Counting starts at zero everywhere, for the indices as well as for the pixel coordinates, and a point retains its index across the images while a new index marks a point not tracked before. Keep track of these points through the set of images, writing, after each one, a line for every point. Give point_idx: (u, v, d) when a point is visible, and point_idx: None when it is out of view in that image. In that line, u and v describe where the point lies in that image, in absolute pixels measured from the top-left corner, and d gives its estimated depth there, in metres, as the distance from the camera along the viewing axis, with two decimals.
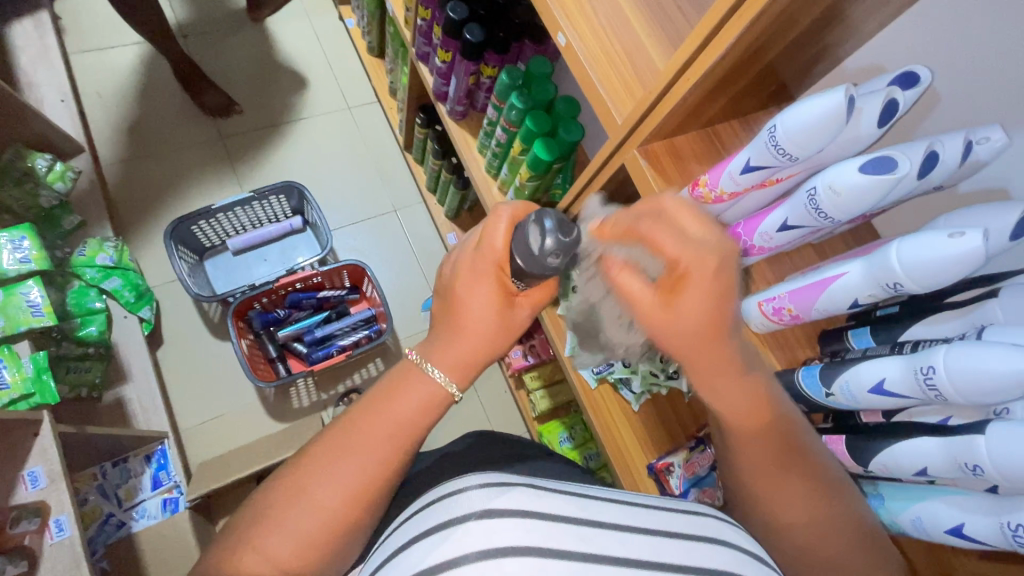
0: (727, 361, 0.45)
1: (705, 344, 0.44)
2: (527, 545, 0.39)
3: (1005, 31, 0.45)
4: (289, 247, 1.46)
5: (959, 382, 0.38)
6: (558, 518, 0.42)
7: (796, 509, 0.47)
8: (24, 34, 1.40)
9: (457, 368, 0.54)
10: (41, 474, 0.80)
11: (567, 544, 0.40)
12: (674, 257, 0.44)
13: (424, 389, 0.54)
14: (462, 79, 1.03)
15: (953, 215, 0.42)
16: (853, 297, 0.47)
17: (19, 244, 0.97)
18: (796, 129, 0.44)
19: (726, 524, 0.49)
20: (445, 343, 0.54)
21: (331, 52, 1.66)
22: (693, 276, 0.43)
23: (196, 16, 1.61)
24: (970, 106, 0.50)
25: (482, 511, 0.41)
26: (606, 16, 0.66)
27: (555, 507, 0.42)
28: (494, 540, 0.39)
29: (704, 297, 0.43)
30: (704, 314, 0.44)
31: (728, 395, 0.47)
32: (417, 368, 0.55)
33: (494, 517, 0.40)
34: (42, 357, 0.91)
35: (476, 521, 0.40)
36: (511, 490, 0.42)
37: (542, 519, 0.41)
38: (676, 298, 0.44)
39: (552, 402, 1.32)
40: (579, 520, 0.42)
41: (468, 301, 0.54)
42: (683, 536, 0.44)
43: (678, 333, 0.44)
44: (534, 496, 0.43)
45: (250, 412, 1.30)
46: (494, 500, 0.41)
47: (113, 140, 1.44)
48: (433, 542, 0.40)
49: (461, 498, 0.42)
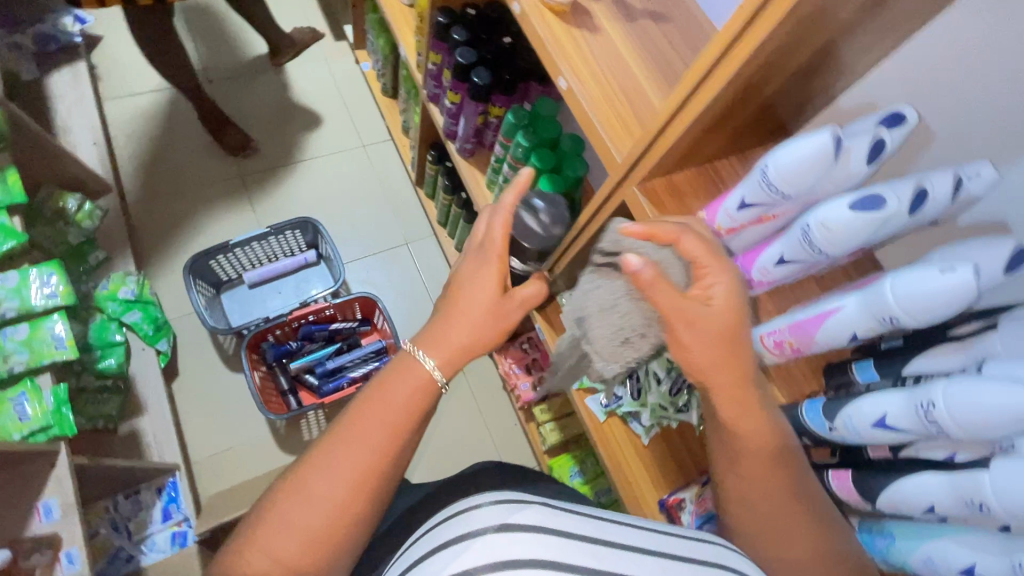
0: (744, 387, 0.49)
1: (725, 356, 0.48)
2: (543, 558, 0.39)
3: (985, 76, 0.48)
4: (303, 281, 1.50)
5: (958, 416, 0.38)
6: (573, 535, 0.41)
7: (791, 536, 0.49)
8: (62, 82, 1.50)
9: (446, 359, 0.57)
10: (55, 506, 0.82)
11: (581, 559, 0.40)
12: (703, 258, 0.49)
13: (414, 376, 0.55)
14: (470, 119, 1.07)
15: (946, 250, 0.42)
16: (853, 331, 0.47)
17: (47, 280, 1.01)
18: (787, 169, 0.45)
19: (732, 551, 0.47)
20: (439, 332, 0.58)
21: (347, 93, 1.74)
22: (715, 278, 0.49)
23: (219, 61, 1.71)
24: (962, 142, 0.52)
25: (499, 526, 0.40)
26: (604, 61, 0.69)
27: (570, 524, 0.42)
28: (511, 553, 0.39)
29: (727, 307, 0.48)
30: (734, 316, 0.48)
31: (742, 417, 0.49)
32: (408, 355, 0.57)
33: (511, 532, 0.40)
34: (63, 390, 0.94)
35: (494, 534, 0.40)
36: (528, 507, 0.42)
37: (559, 536, 0.41)
38: (711, 302, 0.48)
39: (563, 434, 1.31)
40: (591, 539, 0.42)
41: (467, 291, 0.59)
42: (698, 564, 0.43)
43: (711, 335, 0.47)
44: (550, 513, 0.42)
45: (260, 444, 1.31)
46: (512, 515, 0.41)
47: (137, 178, 1.51)
48: (451, 555, 0.40)
49: (477, 514, 0.42)
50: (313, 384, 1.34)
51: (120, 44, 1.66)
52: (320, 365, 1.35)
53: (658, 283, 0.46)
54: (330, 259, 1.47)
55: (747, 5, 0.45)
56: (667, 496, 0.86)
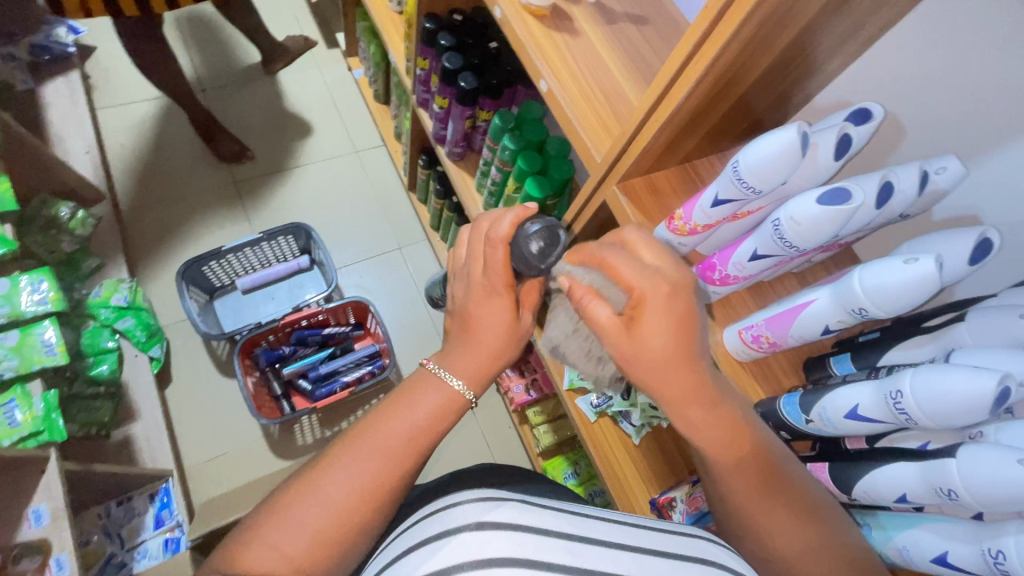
0: (694, 391, 0.47)
1: (670, 363, 0.46)
2: (518, 556, 0.39)
3: (952, 71, 0.49)
4: (296, 286, 1.50)
5: (925, 405, 0.39)
6: (549, 531, 0.42)
7: (780, 528, 0.46)
8: (56, 92, 1.51)
9: (475, 378, 0.57)
10: (44, 512, 0.82)
11: (556, 556, 0.40)
12: (629, 281, 0.47)
13: (438, 393, 0.56)
14: (458, 123, 1.09)
15: (914, 241, 0.43)
16: (825, 323, 0.47)
17: (37, 286, 1.02)
18: (756, 164, 0.46)
19: (715, 545, 0.47)
20: (462, 352, 0.58)
21: (339, 100, 1.76)
22: (648, 302, 0.46)
23: (212, 69, 1.72)
24: (933, 137, 0.53)
25: (475, 523, 0.41)
26: (585, 63, 0.71)
27: (546, 521, 0.42)
28: (486, 551, 0.39)
29: (664, 321, 0.45)
30: (661, 339, 0.46)
31: (703, 417, 0.47)
32: (434, 375, 0.57)
33: (488, 529, 0.40)
34: (53, 396, 0.94)
35: (471, 532, 0.40)
36: (505, 504, 0.42)
37: (534, 533, 0.41)
38: (638, 322, 0.46)
39: (557, 437, 1.32)
40: (569, 536, 0.42)
41: (480, 317, 0.57)
42: (678, 558, 0.44)
43: (642, 356, 0.46)
44: (526, 510, 0.43)
45: (254, 450, 1.31)
46: (489, 512, 0.41)
47: (130, 186, 1.52)
48: (427, 553, 0.40)
49: (455, 512, 0.42)
50: (306, 389, 1.34)
51: (114, 54, 1.68)
52: (313, 369, 1.36)
53: (590, 297, 0.49)
54: (323, 264, 1.48)
55: (716, 4, 0.47)
56: (658, 496, 0.85)
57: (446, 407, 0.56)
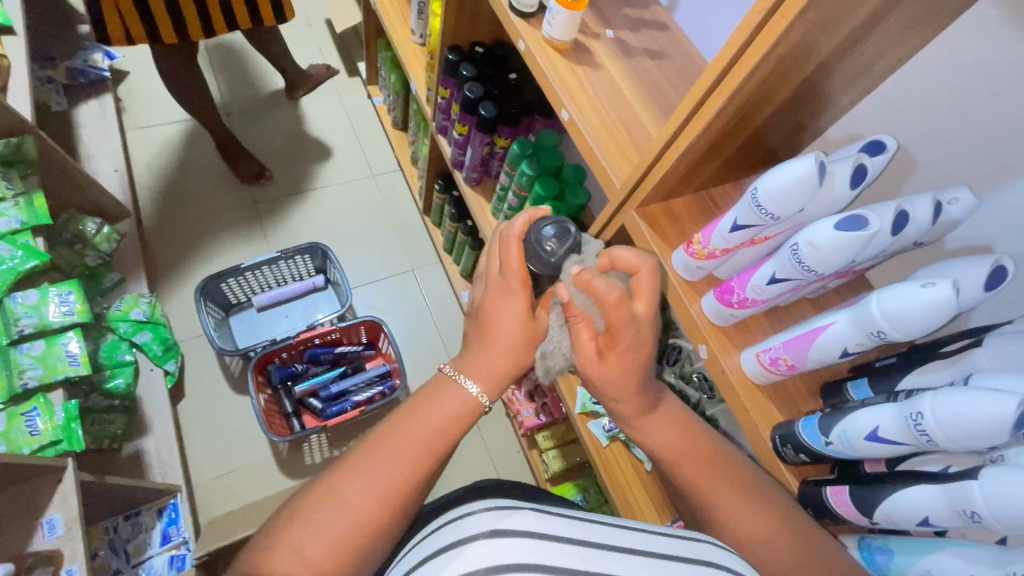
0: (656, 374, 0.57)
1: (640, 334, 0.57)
2: (532, 562, 0.40)
3: (960, 108, 0.52)
4: (310, 305, 1.53)
5: (947, 426, 0.39)
6: (564, 538, 0.42)
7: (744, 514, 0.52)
8: (89, 113, 1.57)
9: (490, 378, 0.58)
10: (59, 522, 0.82)
11: (569, 562, 0.41)
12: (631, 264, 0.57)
13: (458, 398, 0.57)
14: (477, 149, 1.12)
15: (930, 269, 0.45)
16: (843, 346, 0.48)
17: (65, 298, 1.05)
18: (775, 191, 0.48)
19: (720, 548, 0.48)
20: (478, 357, 0.59)
21: (359, 126, 1.82)
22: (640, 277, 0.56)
23: (238, 94, 1.79)
24: (943, 170, 0.55)
25: (490, 531, 0.41)
26: (605, 95, 0.74)
27: (559, 528, 0.43)
28: (501, 557, 0.39)
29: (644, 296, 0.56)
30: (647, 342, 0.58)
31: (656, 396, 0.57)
32: (452, 381, 0.58)
33: (503, 536, 0.41)
34: (74, 406, 0.95)
35: (485, 540, 0.40)
36: (518, 512, 0.43)
37: (547, 539, 0.41)
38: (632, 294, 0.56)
39: (565, 462, 1.31)
40: (583, 542, 0.43)
41: (498, 320, 0.58)
42: (688, 564, 0.44)
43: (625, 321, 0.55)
44: (539, 518, 0.43)
45: (262, 467, 1.31)
46: (503, 520, 0.42)
47: (153, 204, 1.57)
48: (444, 562, 0.40)
49: (469, 521, 0.43)
50: (316, 408, 1.35)
51: (146, 79, 1.75)
52: (324, 388, 1.37)
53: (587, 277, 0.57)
54: (338, 284, 1.50)
55: (734, 42, 0.50)
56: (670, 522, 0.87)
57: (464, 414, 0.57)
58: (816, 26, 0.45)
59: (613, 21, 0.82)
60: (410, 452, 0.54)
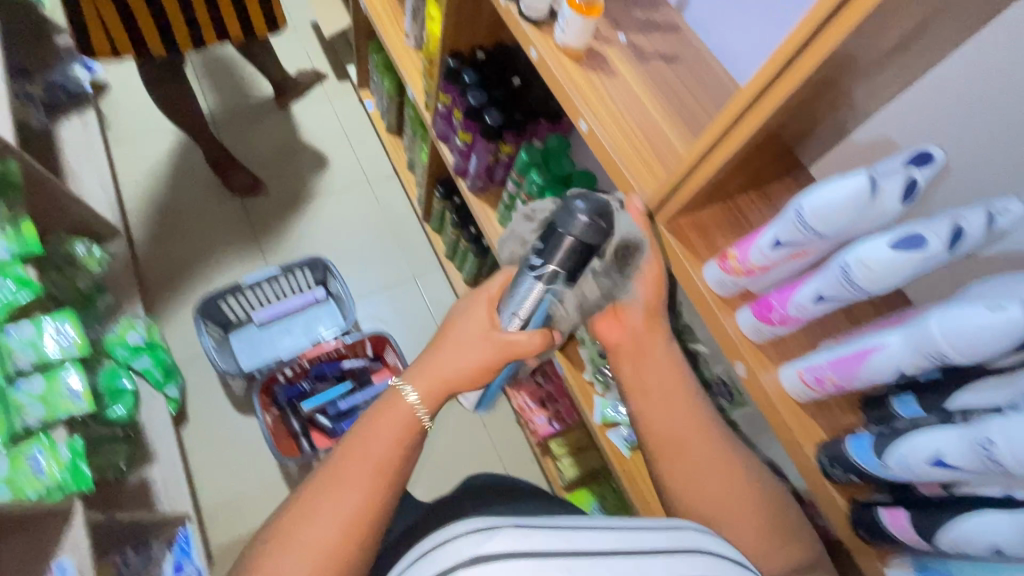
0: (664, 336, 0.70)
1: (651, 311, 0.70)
2: None
3: (1003, 112, 0.50)
4: (312, 319, 1.48)
5: (1020, 455, 0.38)
6: (547, 556, 0.39)
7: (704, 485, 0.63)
8: (72, 130, 1.51)
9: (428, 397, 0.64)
10: (71, 566, 0.82)
11: None
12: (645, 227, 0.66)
13: (401, 414, 0.63)
14: (482, 157, 1.09)
15: (985, 286, 0.43)
16: (898, 367, 0.47)
17: (63, 331, 1.01)
18: (823, 210, 0.46)
19: (701, 533, 0.48)
20: (422, 366, 0.66)
21: (352, 132, 1.78)
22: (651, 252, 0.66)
23: (227, 105, 1.74)
24: (984, 175, 0.53)
25: (470, 558, 0.38)
26: (622, 104, 0.72)
27: (543, 544, 0.40)
28: None
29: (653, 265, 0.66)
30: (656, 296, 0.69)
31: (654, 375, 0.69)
32: (397, 394, 0.64)
33: (483, 564, 0.38)
34: (79, 443, 0.91)
35: (465, 568, 0.38)
36: (501, 530, 0.40)
37: (529, 561, 0.38)
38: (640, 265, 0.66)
39: (581, 469, 1.30)
40: (568, 557, 0.40)
41: (458, 326, 0.66)
42: (674, 554, 0.43)
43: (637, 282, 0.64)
44: (521, 534, 0.40)
45: (272, 489, 1.28)
46: (485, 544, 0.39)
47: (145, 222, 1.52)
48: None
49: (448, 549, 0.40)
50: (325, 425, 1.32)
51: (129, 92, 1.69)
52: (332, 405, 1.34)
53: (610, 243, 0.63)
54: (339, 297, 1.46)
55: (782, 51, 0.47)
56: None
57: (405, 434, 0.62)
58: (867, 37, 0.43)
59: (624, 24, 0.80)
60: (378, 467, 0.59)
